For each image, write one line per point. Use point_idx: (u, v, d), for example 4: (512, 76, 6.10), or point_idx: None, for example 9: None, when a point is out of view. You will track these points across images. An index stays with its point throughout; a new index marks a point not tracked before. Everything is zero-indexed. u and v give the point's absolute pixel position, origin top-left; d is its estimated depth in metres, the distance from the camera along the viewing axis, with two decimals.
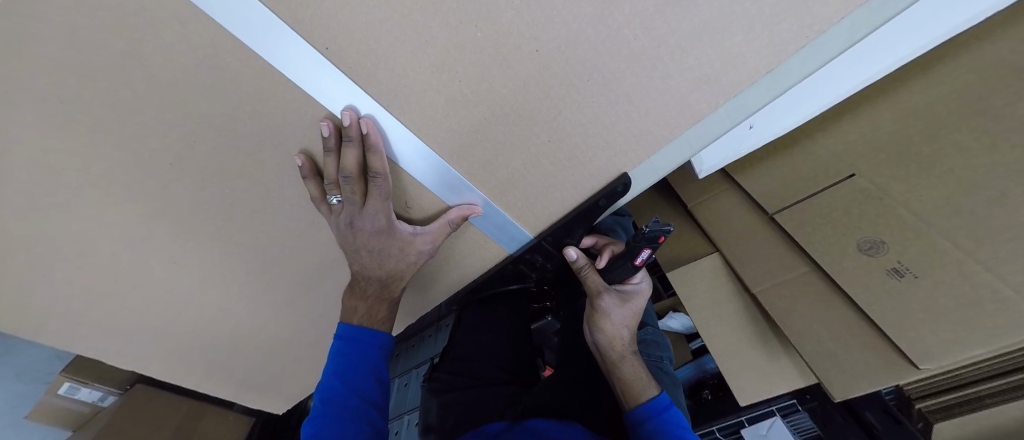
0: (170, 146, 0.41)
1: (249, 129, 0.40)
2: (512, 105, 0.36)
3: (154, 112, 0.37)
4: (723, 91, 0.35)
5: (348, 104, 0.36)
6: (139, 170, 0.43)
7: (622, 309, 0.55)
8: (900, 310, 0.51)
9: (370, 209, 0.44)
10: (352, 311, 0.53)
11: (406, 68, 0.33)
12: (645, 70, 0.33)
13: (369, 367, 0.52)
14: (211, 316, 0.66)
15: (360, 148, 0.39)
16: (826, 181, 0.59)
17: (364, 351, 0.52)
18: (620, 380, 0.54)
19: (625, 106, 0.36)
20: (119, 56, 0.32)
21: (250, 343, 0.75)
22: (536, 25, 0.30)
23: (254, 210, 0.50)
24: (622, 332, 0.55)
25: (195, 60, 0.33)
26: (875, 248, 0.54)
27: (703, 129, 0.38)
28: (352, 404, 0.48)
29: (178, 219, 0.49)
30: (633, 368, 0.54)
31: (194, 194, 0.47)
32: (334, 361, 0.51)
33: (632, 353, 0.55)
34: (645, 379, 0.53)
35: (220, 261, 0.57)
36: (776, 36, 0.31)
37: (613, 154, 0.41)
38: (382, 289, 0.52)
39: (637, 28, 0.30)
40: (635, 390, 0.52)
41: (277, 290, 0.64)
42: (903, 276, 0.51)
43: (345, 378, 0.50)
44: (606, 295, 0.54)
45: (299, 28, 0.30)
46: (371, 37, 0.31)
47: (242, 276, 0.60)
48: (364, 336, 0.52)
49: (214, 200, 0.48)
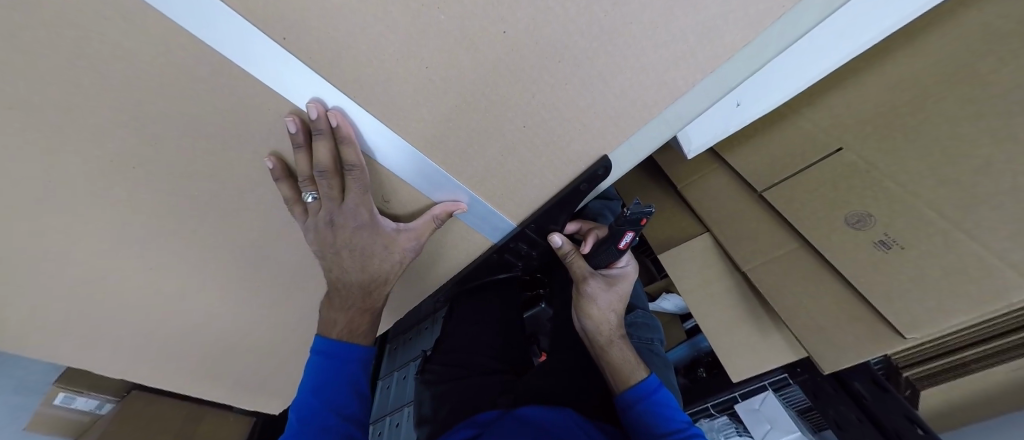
0: (135, 149, 0.39)
1: (215, 127, 0.38)
2: (485, 91, 0.35)
3: (112, 115, 0.36)
4: (700, 67, 0.34)
5: (313, 96, 0.35)
6: (105, 175, 0.41)
7: (608, 293, 0.55)
8: (886, 282, 0.51)
9: (350, 203, 0.43)
10: (331, 324, 0.51)
11: (370, 56, 0.32)
12: (619, 49, 0.32)
13: (348, 382, 0.49)
14: (198, 320, 0.65)
15: (331, 142, 0.38)
16: (814, 156, 0.59)
17: (342, 367, 0.50)
18: (609, 365, 0.54)
19: (600, 87, 0.35)
20: (64, 56, 0.30)
21: (242, 344, 0.74)
22: (502, 5, 0.29)
23: (232, 211, 0.49)
24: (609, 315, 0.55)
25: (147, 57, 0.31)
26: (862, 221, 0.54)
27: (681, 108, 0.37)
28: (330, 424, 0.46)
29: (152, 224, 0.48)
30: (622, 352, 0.54)
31: (167, 198, 0.45)
32: (311, 378, 0.49)
33: (620, 337, 0.55)
34: (632, 362, 0.54)
35: (202, 265, 0.56)
36: (751, 7, 0.29)
37: (593, 138, 0.40)
38: (364, 297, 0.51)
39: (608, 5, 0.29)
40: (624, 373, 0.53)
41: (264, 291, 0.63)
42: (889, 247, 0.51)
43: (322, 396, 0.47)
44: (592, 279, 0.54)
45: (253, 19, 0.29)
46: (329, 25, 0.29)
47: (226, 278, 0.59)
48: (341, 351, 0.50)
49: (188, 203, 0.46)
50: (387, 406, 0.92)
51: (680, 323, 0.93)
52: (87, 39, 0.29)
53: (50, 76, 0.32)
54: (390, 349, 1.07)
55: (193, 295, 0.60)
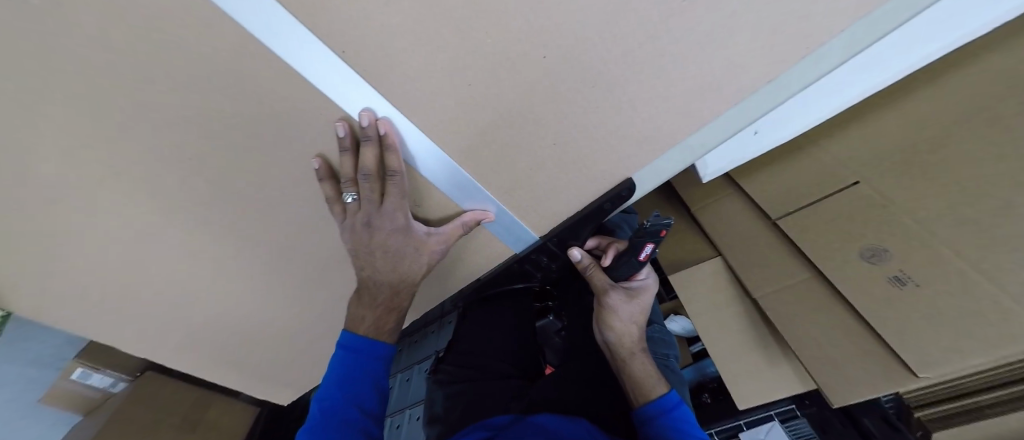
0: (194, 140, 0.42)
1: (267, 127, 0.41)
2: (521, 110, 0.38)
3: (177, 109, 0.39)
4: (725, 99, 0.36)
5: (365, 106, 0.38)
6: (162, 162, 0.45)
7: (629, 305, 0.56)
8: (902, 320, 0.51)
9: (388, 207, 0.45)
10: (359, 320, 0.53)
11: (418, 72, 0.34)
12: (650, 78, 0.34)
13: (371, 379, 0.51)
14: (222, 306, 0.68)
15: (377, 148, 0.40)
16: (830, 188, 0.60)
17: (365, 363, 0.51)
18: (630, 378, 0.55)
19: (630, 112, 0.37)
20: (145, 56, 0.34)
21: (259, 334, 0.76)
22: (545, 33, 0.31)
23: (268, 205, 0.51)
24: (630, 328, 0.56)
25: (218, 61, 0.34)
26: (878, 255, 0.54)
27: (704, 135, 0.39)
28: (352, 417, 0.47)
29: (195, 212, 0.51)
30: (641, 366, 0.55)
31: (213, 188, 0.48)
32: (336, 371, 0.51)
33: (641, 350, 0.56)
34: (653, 376, 0.54)
35: (234, 254, 0.58)
36: (777, 48, 0.31)
37: (617, 158, 0.42)
38: (392, 296, 0.53)
39: (643, 38, 0.31)
40: (645, 386, 0.54)
41: (288, 286, 0.65)
42: (905, 284, 0.51)
43: (344, 388, 0.49)
44: (612, 291, 0.56)
45: (319, 34, 0.32)
46: (384, 42, 0.32)
47: (254, 268, 0.61)
48: (365, 346, 0.52)
49: (230, 195, 0.49)
50: (389, 407, 0.93)
51: (687, 346, 0.93)
52: (174, 42, 0.33)
53: (130, 70, 0.35)
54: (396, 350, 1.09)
55: (222, 284, 0.63)
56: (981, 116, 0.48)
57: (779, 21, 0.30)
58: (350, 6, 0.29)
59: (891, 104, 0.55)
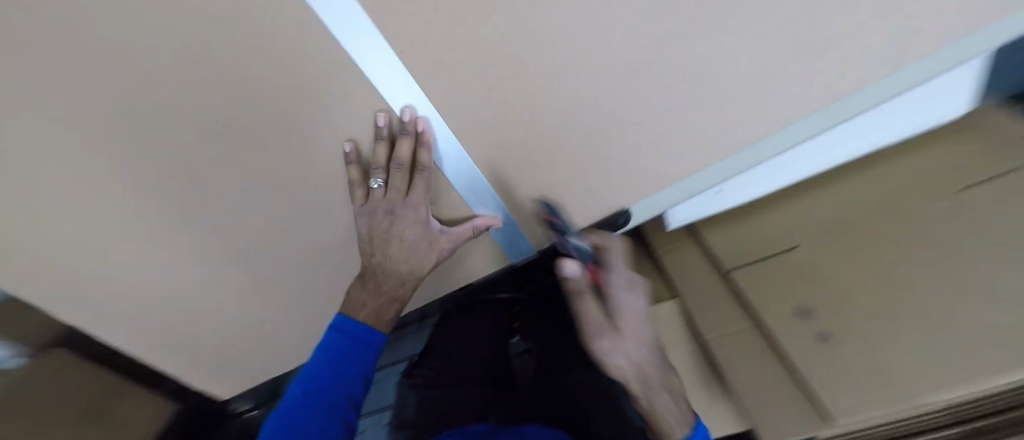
0: (226, 111, 0.44)
1: (308, 114, 0.44)
2: (545, 135, 0.44)
3: (225, 82, 0.41)
4: (711, 154, 0.44)
5: (406, 104, 0.42)
6: (195, 124, 0.47)
7: (631, 338, 0.45)
8: (829, 367, 0.51)
9: (413, 199, 0.50)
10: (358, 306, 0.55)
11: (467, 88, 0.39)
12: (656, 127, 0.42)
13: (362, 366, 0.53)
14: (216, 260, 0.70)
15: (414, 143, 0.44)
16: (775, 249, 0.66)
17: (357, 350, 0.53)
18: (653, 418, 0.44)
19: (633, 151, 0.46)
20: (210, 32, 0.36)
21: (238, 296, 0.77)
22: (581, 78, 0.38)
23: (284, 177, 0.54)
24: (646, 352, 0.46)
25: (277, 50, 0.36)
26: (808, 313, 0.56)
27: (693, 181, 0.48)
28: (337, 403, 0.50)
29: (215, 173, 0.54)
30: (669, 406, 0.43)
31: (240, 156, 0.51)
32: (326, 353, 0.53)
33: (663, 381, 0.45)
34: (682, 417, 0.44)
35: (239, 214, 0.61)
36: (759, 123, 0.40)
37: (615, 187, 0.51)
38: (398, 287, 0.54)
39: (655, 94, 0.39)
40: (670, 432, 0.42)
41: (285, 249, 0.68)
42: (827, 341, 0.53)
43: (332, 372, 0.51)
44: (625, 292, 0.49)
45: (389, 41, 0.36)
46: (445, 59, 0.37)
47: (259, 231, 0.64)
48: (361, 332, 0.53)
49: (255, 164, 0.52)
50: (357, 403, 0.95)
51: None
52: (236, 22, 0.34)
53: (183, 38, 0.37)
54: None
55: (221, 238, 0.66)
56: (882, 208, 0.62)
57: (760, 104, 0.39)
58: (425, 24, 0.34)
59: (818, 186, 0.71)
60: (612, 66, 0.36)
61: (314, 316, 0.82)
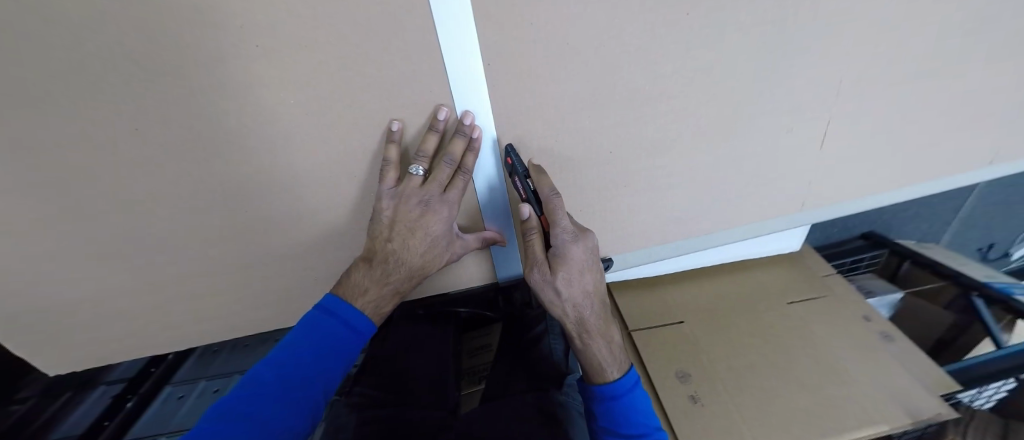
0: (230, 48, 0.36)
1: (375, 97, 0.40)
2: (582, 182, 0.52)
3: (306, 37, 0.36)
4: (683, 229, 0.61)
5: (466, 109, 0.42)
6: (162, 42, 0.35)
7: (579, 278, 0.50)
8: (695, 420, 0.77)
9: (450, 198, 0.44)
10: (357, 291, 0.47)
11: (545, 123, 0.45)
12: (658, 198, 0.56)
13: (345, 355, 0.46)
14: (78, 241, 0.47)
15: (467, 144, 0.43)
16: (664, 321, 0.94)
17: (340, 333, 0.45)
18: (590, 359, 0.53)
19: (636, 211, 0.57)
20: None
21: (91, 295, 0.53)
22: (628, 144, 0.49)
23: (269, 141, 0.42)
24: (590, 298, 0.52)
25: (404, 33, 0.37)
26: (685, 378, 0.84)
27: (661, 248, 0.63)
28: (315, 395, 0.43)
29: (185, 120, 0.40)
30: (602, 348, 0.52)
31: (241, 111, 0.40)
32: (303, 332, 0.45)
33: (600, 325, 0.53)
34: (614, 358, 0.53)
35: (176, 183, 0.44)
36: (713, 216, 0.61)
37: (610, 241, 0.60)
38: (406, 279, 0.48)
39: (668, 173, 0.54)
40: (602, 370, 0.53)
41: (166, 241, 0.49)
42: (696, 401, 0.80)
43: (280, 393, 0.42)
44: (576, 242, 0.48)
45: (508, 64, 0.40)
46: (547, 95, 0.43)
47: (187, 211, 0.47)
48: (346, 313, 0.46)
49: (253, 124, 0.41)
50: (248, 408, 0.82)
51: None
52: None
53: None
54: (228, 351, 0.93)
55: (73, 207, 0.45)
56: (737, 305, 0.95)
57: (717, 201, 0.59)
58: (547, 67, 0.41)
59: (697, 282, 1.01)
60: (651, 142, 0.50)
61: (206, 332, 0.61)
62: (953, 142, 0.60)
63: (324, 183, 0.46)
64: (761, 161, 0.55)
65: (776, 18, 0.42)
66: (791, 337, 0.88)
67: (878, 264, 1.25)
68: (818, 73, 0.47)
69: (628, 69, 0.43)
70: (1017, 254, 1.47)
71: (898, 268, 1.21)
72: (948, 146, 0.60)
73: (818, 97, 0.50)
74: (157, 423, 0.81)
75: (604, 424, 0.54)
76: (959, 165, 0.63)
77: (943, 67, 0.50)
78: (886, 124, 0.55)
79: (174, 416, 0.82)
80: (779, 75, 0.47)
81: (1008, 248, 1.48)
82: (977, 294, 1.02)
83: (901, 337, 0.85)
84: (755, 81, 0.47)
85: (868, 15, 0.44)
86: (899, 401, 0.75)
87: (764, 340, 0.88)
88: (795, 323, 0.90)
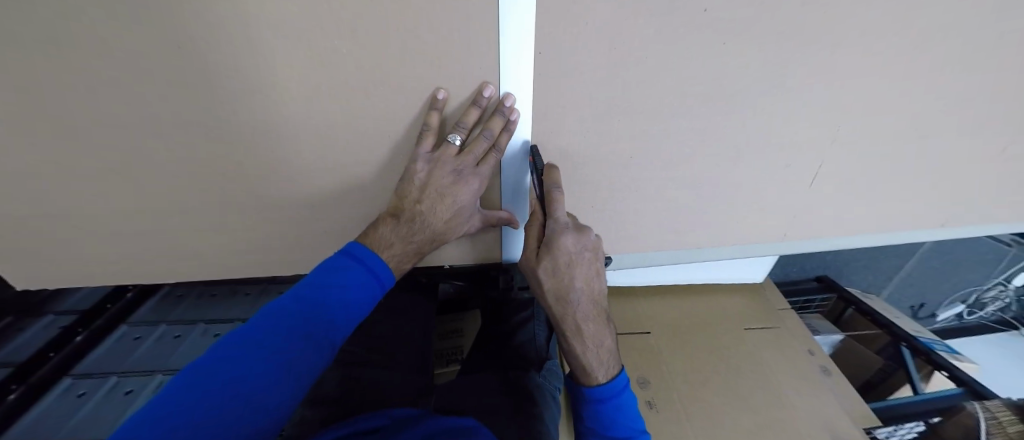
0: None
1: (428, 67, 0.41)
2: (598, 182, 0.56)
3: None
4: (674, 241, 0.66)
5: (508, 92, 0.44)
6: None
7: (573, 274, 0.52)
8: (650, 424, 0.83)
9: (481, 171, 0.47)
10: (383, 244, 0.49)
11: (579, 121, 0.48)
12: (660, 209, 0.61)
13: (367, 300, 0.48)
14: (82, 154, 0.46)
15: (503, 124, 0.46)
16: (635, 328, 0.99)
17: (360, 277, 0.47)
18: (579, 360, 0.55)
19: (638, 218, 0.61)
20: None
21: (82, 212, 0.51)
22: (646, 155, 0.53)
23: (311, 92, 0.42)
24: (580, 296, 0.53)
25: (470, 14, 0.38)
26: (644, 383, 0.90)
27: (652, 255, 0.68)
28: (331, 337, 0.45)
29: (225, 57, 0.39)
30: (588, 349, 0.55)
31: (290, 58, 0.40)
32: (327, 270, 0.47)
33: (591, 327, 0.55)
34: (601, 361, 0.56)
35: (202, 116, 0.44)
36: (703, 233, 0.66)
37: (609, 240, 0.64)
38: (429, 240, 0.52)
39: (674, 189, 0.58)
40: (590, 371, 0.55)
41: (178, 167, 0.48)
42: (652, 407, 0.86)
43: (294, 327, 0.43)
44: (568, 233, 0.49)
45: (559, 60, 0.42)
46: (587, 96, 0.46)
47: (209, 144, 0.46)
48: (367, 258, 0.48)
49: (300, 74, 0.41)
50: (169, 362, 0.79)
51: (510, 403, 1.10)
52: None
53: None
54: (183, 299, 0.92)
55: (83, 120, 0.43)
56: (702, 322, 1.02)
57: (709, 221, 0.64)
58: (593, 71, 0.44)
59: (670, 297, 1.07)
60: (666, 157, 0.54)
61: (194, 267, 0.61)
62: (914, 206, 0.68)
63: (355, 137, 0.47)
64: (757, 189, 0.61)
65: (803, 62, 0.46)
66: (745, 358, 0.95)
67: (826, 306, 1.37)
68: (824, 118, 0.53)
69: (663, 87, 0.46)
70: (941, 316, 1.66)
71: (841, 313, 1.33)
72: (909, 208, 0.68)
73: (817, 141, 0.56)
74: (109, 362, 0.78)
75: (591, 425, 0.57)
76: (916, 224, 0.71)
77: (920, 137, 0.57)
78: (865, 177, 0.62)
79: (127, 358, 0.79)
80: (791, 114, 0.51)
81: (935, 310, 1.66)
82: (905, 344, 1.12)
83: (836, 372, 0.95)
84: (768, 117, 0.52)
85: (878, 77, 0.49)
86: (829, 430, 0.84)
87: (721, 358, 0.95)
88: (750, 348, 0.97)
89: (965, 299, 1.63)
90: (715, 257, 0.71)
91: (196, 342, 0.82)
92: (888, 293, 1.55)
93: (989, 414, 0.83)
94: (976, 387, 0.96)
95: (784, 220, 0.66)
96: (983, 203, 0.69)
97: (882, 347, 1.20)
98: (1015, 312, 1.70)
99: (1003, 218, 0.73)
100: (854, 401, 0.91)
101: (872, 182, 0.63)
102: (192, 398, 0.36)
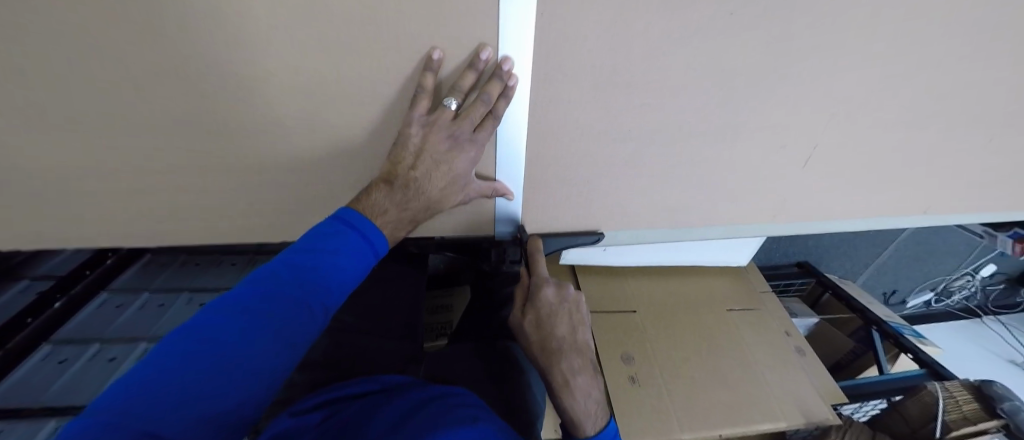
0: None
1: (425, 24, 0.39)
2: (594, 155, 0.55)
3: None
4: (665, 219, 0.67)
5: (507, 56, 0.43)
6: None
7: (556, 325, 0.55)
8: (630, 399, 0.86)
9: (478, 138, 0.46)
10: (376, 210, 0.48)
11: (580, 91, 0.47)
12: (654, 185, 0.61)
13: (359, 271, 0.47)
14: (48, 106, 0.42)
15: (502, 89, 0.44)
16: (621, 306, 1.01)
17: (352, 242, 0.46)
18: (568, 413, 0.54)
19: (632, 194, 0.62)
20: None
21: (54, 167, 0.49)
22: (645, 130, 0.53)
23: (299, 47, 0.40)
24: (566, 346, 0.55)
25: None
26: (628, 360, 0.92)
27: (644, 232, 0.69)
28: (320, 305, 0.44)
29: (204, 5, 0.36)
30: (578, 399, 0.54)
31: (276, 7, 0.37)
32: (317, 236, 0.46)
33: (580, 379, 0.54)
34: (591, 414, 0.54)
35: (181, 68, 0.41)
36: (693, 211, 0.67)
37: (602, 216, 0.65)
38: (424, 208, 0.51)
39: (668, 165, 0.58)
40: (581, 424, 0.53)
41: (158, 124, 0.46)
42: (634, 382, 0.89)
43: (284, 291, 0.42)
44: (549, 286, 0.55)
45: (564, 25, 0.41)
46: (590, 65, 0.44)
47: (190, 100, 0.44)
48: (360, 223, 0.47)
49: (287, 26, 0.38)
50: (150, 329, 0.78)
51: None
52: None
53: None
54: (165, 267, 0.90)
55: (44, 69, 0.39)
56: (686, 301, 1.05)
57: (700, 199, 0.64)
58: (598, 40, 0.42)
59: (657, 276, 1.09)
60: (664, 131, 0.53)
61: (178, 229, 0.59)
62: (898, 193, 0.69)
63: (346, 99, 0.45)
64: (749, 170, 0.61)
65: (809, 41, 0.45)
66: (725, 338, 0.98)
67: (804, 290, 1.42)
68: (821, 100, 0.52)
69: (667, 59, 0.45)
70: (910, 303, 1.73)
71: (819, 297, 1.37)
72: (893, 196, 0.70)
73: (813, 123, 0.56)
74: (92, 327, 0.77)
75: None
76: (899, 211, 0.73)
77: (913, 125, 0.58)
78: (855, 163, 0.62)
79: (110, 323, 0.78)
80: (788, 94, 0.51)
81: (906, 297, 1.73)
82: (876, 328, 1.17)
83: (811, 353, 0.99)
84: (769, 96, 0.51)
85: (882, 59, 0.49)
86: (800, 408, 0.88)
87: (704, 336, 0.98)
88: (732, 328, 1.00)
89: (934, 287, 1.71)
90: (702, 236, 0.72)
91: (181, 311, 0.81)
92: (863, 281, 1.61)
93: (947, 393, 0.86)
94: (937, 369, 1.02)
95: (772, 202, 0.67)
96: (962, 193, 0.71)
97: (855, 330, 1.25)
98: (978, 302, 1.79)
99: (983, 208, 0.75)
100: (826, 381, 0.96)
101: (861, 168, 0.63)
102: (186, 371, 0.35)
